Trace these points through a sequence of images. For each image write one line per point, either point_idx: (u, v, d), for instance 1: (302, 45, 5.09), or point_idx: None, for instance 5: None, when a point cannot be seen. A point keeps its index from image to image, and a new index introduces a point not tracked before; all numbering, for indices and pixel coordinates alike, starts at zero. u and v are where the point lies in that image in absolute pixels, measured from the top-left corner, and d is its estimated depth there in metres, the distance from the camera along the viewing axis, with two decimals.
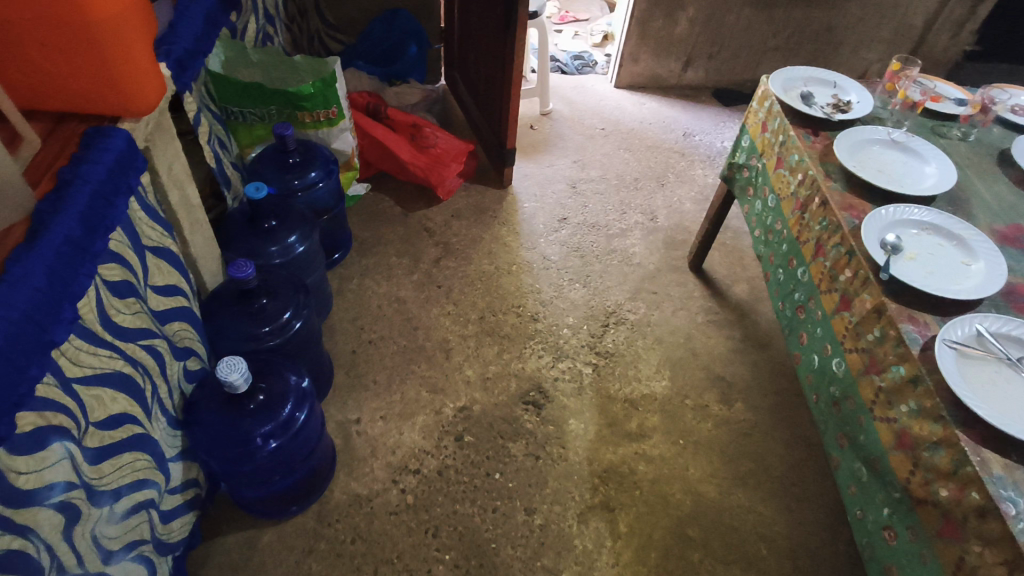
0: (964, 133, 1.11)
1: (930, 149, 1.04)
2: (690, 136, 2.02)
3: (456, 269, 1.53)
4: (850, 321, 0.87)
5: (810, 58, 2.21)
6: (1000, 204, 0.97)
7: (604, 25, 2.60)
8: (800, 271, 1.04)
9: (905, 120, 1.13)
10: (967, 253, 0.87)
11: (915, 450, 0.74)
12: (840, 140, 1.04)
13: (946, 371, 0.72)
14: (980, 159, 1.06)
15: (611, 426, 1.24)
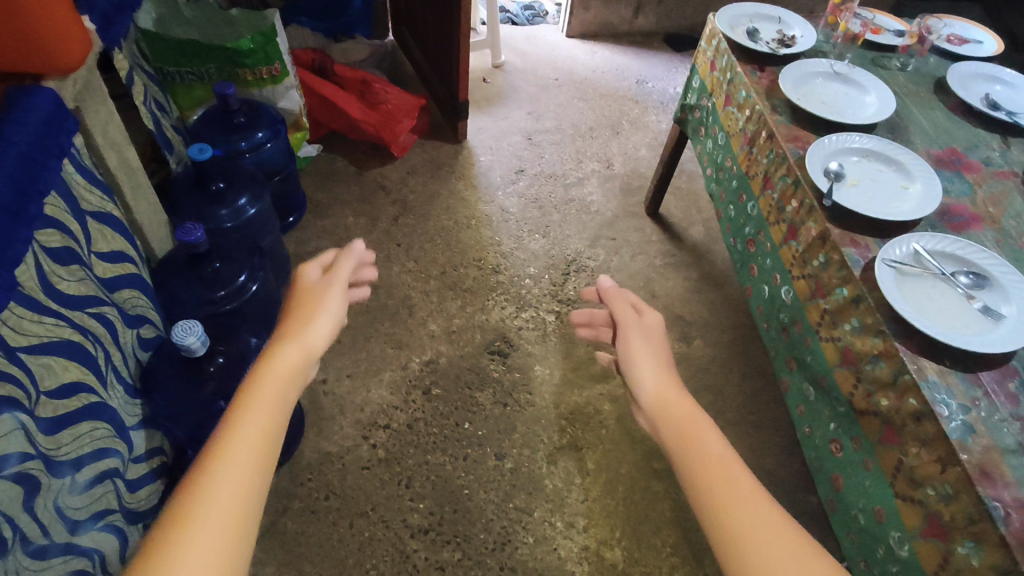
0: (902, 64, 1.13)
1: (870, 79, 1.06)
2: (643, 83, 2.01)
3: (415, 226, 1.51)
4: (797, 250, 0.91)
5: None
6: (936, 130, 1.01)
7: None
8: (749, 205, 1.06)
9: (847, 53, 1.15)
10: (905, 177, 0.90)
11: (858, 366, 0.78)
12: (785, 75, 1.05)
13: (884, 288, 0.76)
14: (918, 88, 1.09)
15: (576, 369, 1.27)
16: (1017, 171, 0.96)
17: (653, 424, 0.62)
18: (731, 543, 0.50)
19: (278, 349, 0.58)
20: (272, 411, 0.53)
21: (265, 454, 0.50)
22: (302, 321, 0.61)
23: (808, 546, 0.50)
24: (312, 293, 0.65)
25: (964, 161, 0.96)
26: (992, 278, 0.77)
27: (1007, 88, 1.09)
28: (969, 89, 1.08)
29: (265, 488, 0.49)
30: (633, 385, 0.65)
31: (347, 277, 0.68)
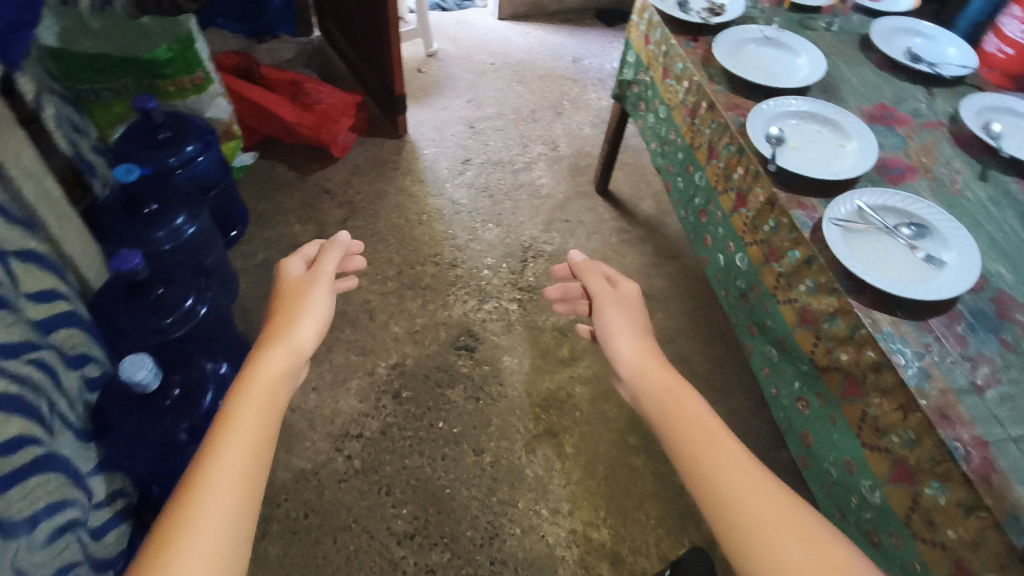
0: (828, 24, 1.16)
1: (800, 42, 1.08)
2: (579, 61, 2.01)
3: (365, 228, 1.47)
4: (748, 217, 0.92)
5: None
6: (865, 86, 1.04)
7: None
8: (696, 176, 1.07)
9: (776, 17, 1.17)
10: (842, 136, 0.93)
11: (816, 324, 0.80)
12: (718, 43, 1.06)
13: (832, 245, 0.78)
14: (845, 46, 1.12)
15: (544, 355, 1.27)
16: (944, 120, 1.00)
17: (642, 400, 0.62)
18: (721, 504, 0.51)
19: (262, 355, 0.57)
20: (261, 422, 0.52)
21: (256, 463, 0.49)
22: (286, 325, 0.61)
23: (797, 505, 0.50)
24: (295, 294, 0.65)
25: (895, 115, 0.99)
26: (933, 227, 0.80)
27: (926, 40, 1.14)
28: (892, 44, 1.12)
29: (257, 500, 0.48)
30: (618, 360, 0.66)
31: (331, 276, 0.68)
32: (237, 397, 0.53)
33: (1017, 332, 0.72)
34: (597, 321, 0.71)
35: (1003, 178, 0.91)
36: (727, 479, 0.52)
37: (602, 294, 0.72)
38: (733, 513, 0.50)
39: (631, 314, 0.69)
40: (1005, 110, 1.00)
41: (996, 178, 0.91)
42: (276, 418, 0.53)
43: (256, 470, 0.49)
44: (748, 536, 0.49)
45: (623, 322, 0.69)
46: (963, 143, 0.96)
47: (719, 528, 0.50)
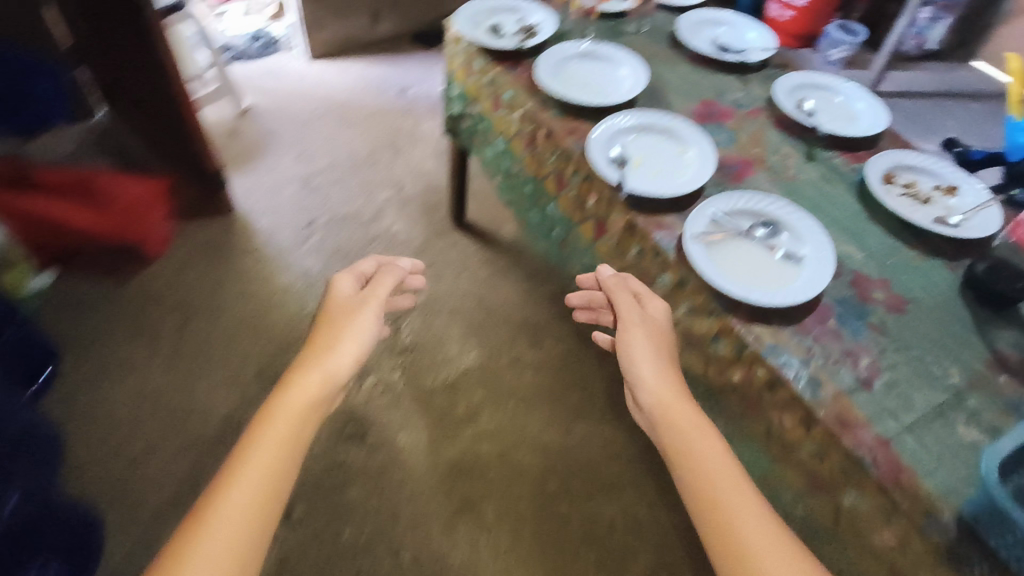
0: (636, 27, 1.17)
1: (614, 49, 1.06)
2: (406, 91, 1.92)
3: (208, 329, 1.29)
4: (611, 245, 0.89)
5: None
6: (686, 85, 1.05)
7: None
8: (550, 206, 1.03)
9: (587, 28, 1.15)
10: (680, 143, 0.91)
11: (702, 346, 0.78)
12: (540, 66, 1.01)
13: (700, 265, 0.75)
14: (658, 48, 1.13)
15: (442, 420, 1.18)
16: (762, 105, 1.03)
17: (651, 404, 0.70)
18: (713, 499, 0.61)
19: (299, 380, 0.71)
20: (289, 433, 0.66)
21: (280, 468, 0.64)
22: (325, 351, 0.74)
23: (783, 534, 0.58)
24: (342, 322, 0.78)
25: (719, 110, 1.00)
26: (784, 223, 0.81)
27: (728, 28, 1.18)
28: (700, 38, 1.14)
29: (279, 498, 0.63)
30: (637, 380, 0.72)
31: (372, 310, 0.81)
32: (273, 419, 0.67)
33: (880, 312, 0.74)
34: (626, 340, 0.74)
35: (826, 153, 0.95)
36: (720, 485, 0.62)
37: (629, 306, 0.76)
38: (717, 508, 0.61)
39: (656, 338, 0.74)
40: (812, 85, 1.05)
41: (821, 156, 0.94)
42: (303, 437, 0.68)
43: (278, 478, 0.64)
44: (726, 528, 0.59)
45: (646, 343, 0.73)
46: (785, 126, 0.99)
47: (703, 513, 0.61)
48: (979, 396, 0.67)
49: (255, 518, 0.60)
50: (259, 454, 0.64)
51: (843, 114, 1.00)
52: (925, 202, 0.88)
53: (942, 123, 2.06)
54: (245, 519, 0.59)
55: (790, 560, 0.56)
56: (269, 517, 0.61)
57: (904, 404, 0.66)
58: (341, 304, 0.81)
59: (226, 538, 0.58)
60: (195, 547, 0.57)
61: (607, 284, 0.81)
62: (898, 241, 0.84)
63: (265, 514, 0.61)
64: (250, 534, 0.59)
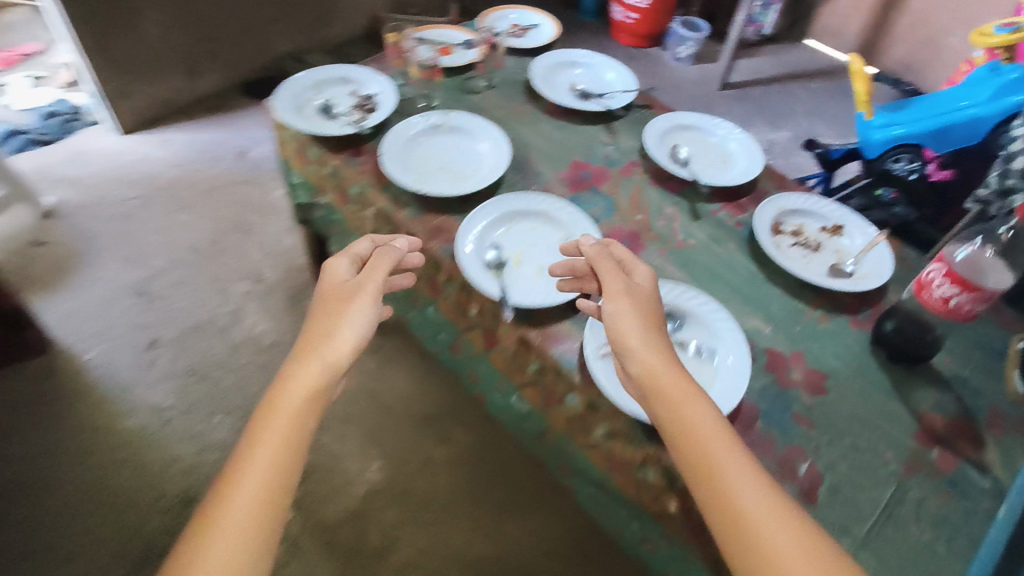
0: (488, 82, 1.05)
1: (466, 117, 0.94)
2: (246, 155, 1.69)
3: (34, 514, 1.02)
4: (506, 358, 0.77)
5: (322, 19, 1.92)
6: (553, 146, 0.95)
7: (66, 56, 1.96)
8: (428, 309, 0.89)
9: (434, 90, 1.02)
10: (559, 229, 0.81)
11: (629, 471, 0.68)
12: (386, 154, 0.87)
13: (612, 388, 0.66)
14: (515, 104, 1.02)
15: (353, 559, 1.02)
16: (636, 158, 0.95)
17: (640, 376, 0.60)
18: (713, 475, 0.53)
19: (294, 372, 0.58)
20: (277, 445, 0.54)
21: (275, 485, 0.52)
22: (320, 335, 0.60)
23: (798, 519, 0.51)
24: (340, 300, 0.63)
25: (592, 171, 0.91)
26: (687, 311, 0.73)
27: (584, 69, 1.10)
28: (556, 85, 1.06)
29: (278, 519, 0.52)
30: (623, 351, 0.62)
31: (373, 286, 0.65)
32: (263, 427, 0.55)
33: (802, 398, 0.69)
34: (612, 306, 0.63)
35: (710, 206, 0.89)
36: (723, 456, 0.54)
37: (617, 275, 0.66)
38: (717, 483, 0.53)
39: (646, 315, 0.63)
40: (679, 126, 0.99)
41: (706, 212, 0.88)
42: (302, 445, 0.55)
43: (272, 499, 0.52)
44: (728, 507, 0.52)
45: (634, 313, 0.62)
46: (663, 180, 0.92)
47: (700, 486, 0.53)
48: (918, 481, 0.64)
49: (242, 552, 0.49)
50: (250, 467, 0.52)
51: (716, 156, 0.96)
52: (817, 250, 0.85)
53: (791, 107, 2.14)
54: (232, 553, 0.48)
55: (806, 545, 0.50)
56: (266, 547, 0.50)
57: (853, 513, 0.61)
58: (335, 280, 0.66)
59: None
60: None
61: (589, 254, 0.70)
62: (800, 301, 0.79)
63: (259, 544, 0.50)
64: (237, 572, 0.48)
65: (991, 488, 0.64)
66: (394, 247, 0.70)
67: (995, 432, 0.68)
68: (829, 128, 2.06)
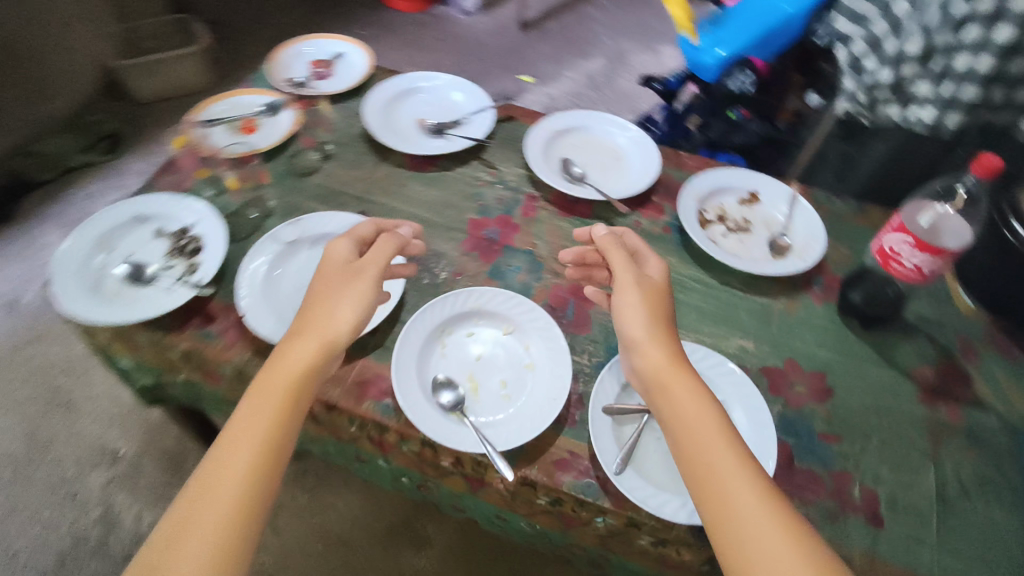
0: (319, 148, 0.83)
1: (322, 216, 0.74)
2: (15, 302, 1.29)
3: None
4: (501, 495, 0.64)
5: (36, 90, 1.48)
6: (438, 211, 0.79)
7: None
8: (374, 461, 0.72)
9: (259, 185, 0.79)
10: (500, 325, 0.67)
11: (691, 569, 0.61)
12: (248, 308, 0.64)
13: (654, 505, 0.56)
14: (367, 168, 0.82)
15: None
16: (531, 189, 0.83)
17: (642, 369, 0.55)
18: (708, 480, 0.48)
19: (290, 353, 0.54)
20: (276, 420, 0.51)
21: (266, 457, 0.49)
22: (319, 311, 0.56)
23: (798, 526, 0.45)
24: (340, 277, 0.59)
25: (495, 228, 0.78)
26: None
27: (425, 96, 0.93)
28: (402, 127, 0.88)
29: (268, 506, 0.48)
30: (626, 342, 0.57)
31: (376, 267, 0.60)
32: (256, 404, 0.51)
33: (818, 413, 0.66)
34: (618, 299, 0.58)
35: (630, 218, 0.80)
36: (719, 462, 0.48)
37: (627, 264, 0.60)
38: (716, 482, 0.47)
39: (650, 304, 0.57)
40: (557, 134, 0.88)
41: (629, 227, 0.79)
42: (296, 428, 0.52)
43: (261, 482, 0.48)
44: (723, 513, 0.46)
45: (640, 304, 0.57)
46: (571, 207, 0.81)
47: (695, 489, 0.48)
48: (946, 451, 0.64)
49: (222, 534, 0.45)
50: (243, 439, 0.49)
51: (609, 159, 0.86)
52: (750, 230, 0.80)
53: (591, 31, 2.09)
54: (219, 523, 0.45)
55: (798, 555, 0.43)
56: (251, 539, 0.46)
57: (917, 519, 0.60)
58: (336, 258, 0.61)
59: (196, 548, 0.44)
60: (169, 558, 0.44)
61: (599, 244, 0.64)
62: (762, 296, 0.75)
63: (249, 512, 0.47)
64: (224, 541, 0.45)
65: (997, 425, 0.67)
66: (399, 233, 0.65)
67: (973, 364, 0.71)
68: (633, 43, 2.06)
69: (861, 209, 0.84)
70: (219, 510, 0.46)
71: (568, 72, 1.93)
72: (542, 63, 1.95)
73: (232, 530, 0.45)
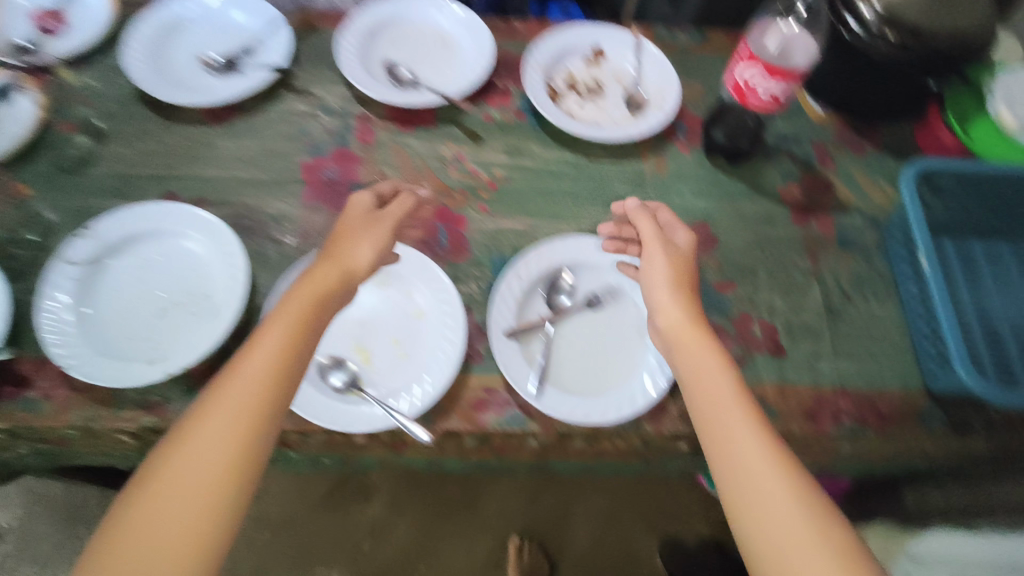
0: (86, 128, 0.67)
1: (119, 215, 0.59)
2: None
3: None
4: (427, 449, 0.61)
5: None
6: (261, 166, 0.67)
7: None
8: (284, 455, 0.66)
9: (25, 198, 0.63)
10: (374, 280, 0.61)
11: (627, 452, 0.62)
12: (71, 358, 0.53)
13: (581, 416, 0.56)
14: (155, 136, 0.67)
15: None
16: (360, 108, 0.71)
17: (663, 331, 0.53)
18: (722, 443, 0.46)
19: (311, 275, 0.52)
20: (286, 349, 0.47)
21: (275, 372, 0.46)
22: (339, 242, 0.54)
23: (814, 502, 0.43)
24: (364, 225, 0.56)
25: (333, 166, 0.68)
26: (568, 269, 0.63)
27: (199, 23, 0.75)
28: (181, 72, 0.71)
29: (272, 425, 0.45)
30: (650, 310, 0.56)
31: (395, 221, 0.57)
32: (272, 322, 0.48)
33: (709, 265, 0.66)
34: (645, 268, 0.56)
35: (478, 112, 0.72)
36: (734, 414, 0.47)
37: (658, 236, 0.57)
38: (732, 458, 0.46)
39: (674, 272, 0.55)
40: (369, 34, 0.74)
41: (479, 124, 0.71)
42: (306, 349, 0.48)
43: (269, 400, 0.45)
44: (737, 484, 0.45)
45: (666, 271, 0.55)
46: (411, 117, 0.71)
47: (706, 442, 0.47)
48: (825, 263, 0.67)
49: (231, 441, 0.43)
50: (244, 367, 0.46)
51: (437, 52, 0.75)
52: (604, 91, 0.74)
53: None
54: (212, 453, 0.42)
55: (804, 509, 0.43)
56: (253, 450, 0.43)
57: (813, 338, 0.63)
58: (358, 207, 0.57)
59: (207, 448, 0.42)
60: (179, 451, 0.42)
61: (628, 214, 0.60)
62: (632, 159, 0.71)
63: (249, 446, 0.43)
64: (230, 448, 0.43)
65: (864, 222, 0.69)
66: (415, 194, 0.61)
67: (830, 169, 0.72)
68: None
69: (706, 34, 0.80)
70: (226, 415, 0.44)
71: None
72: None
73: (232, 444, 0.43)
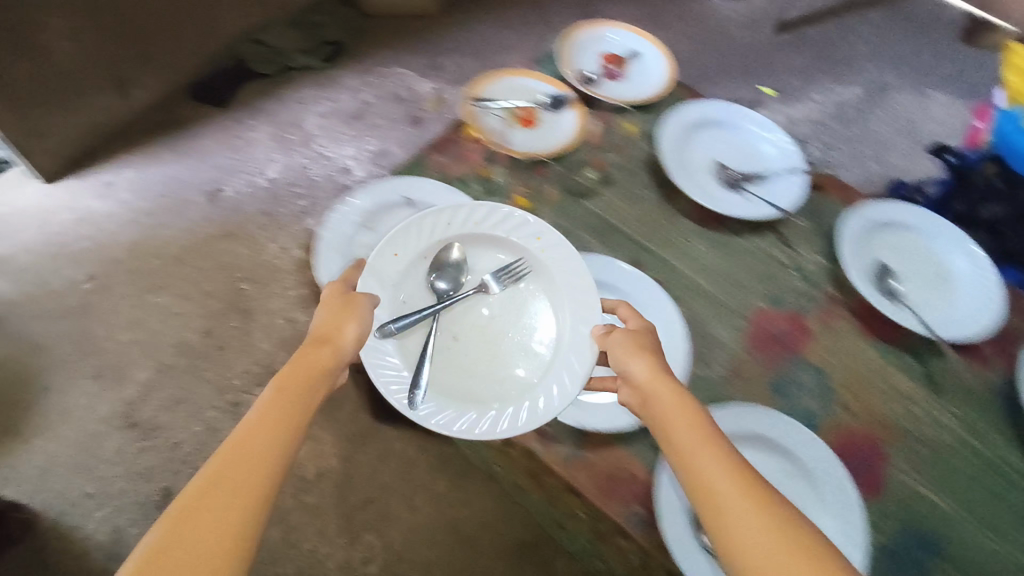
0: (600, 168, 0.74)
1: (610, 265, 0.66)
2: (218, 194, 1.31)
3: None
4: None
5: None
6: (721, 285, 0.69)
7: None
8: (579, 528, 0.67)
9: (534, 203, 0.71)
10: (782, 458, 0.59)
11: None
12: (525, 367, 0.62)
13: (466, 431, 0.54)
14: (645, 206, 0.72)
15: None
16: (834, 288, 0.69)
17: (639, 398, 0.50)
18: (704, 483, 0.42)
19: (304, 353, 0.50)
20: (287, 414, 0.45)
21: (267, 447, 0.43)
22: (337, 314, 0.54)
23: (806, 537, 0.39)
24: (335, 308, 0.54)
25: (784, 327, 0.66)
26: (457, 243, 0.62)
27: (724, 131, 0.78)
28: (695, 168, 0.75)
29: (262, 505, 0.41)
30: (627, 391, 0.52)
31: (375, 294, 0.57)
32: (270, 397, 0.46)
33: None
34: (623, 359, 0.52)
35: (950, 364, 0.66)
36: (725, 490, 0.41)
37: (625, 350, 0.53)
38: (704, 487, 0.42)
39: (632, 337, 0.54)
40: (876, 229, 0.72)
41: (946, 375, 0.65)
42: (299, 426, 0.46)
43: (261, 481, 0.41)
44: (719, 513, 0.41)
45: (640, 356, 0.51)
46: (880, 326, 0.67)
47: (709, 524, 0.41)
48: None
49: (224, 521, 0.39)
50: (246, 417, 0.44)
51: (935, 282, 0.70)
52: None
53: (851, 43, 1.73)
54: (208, 530, 0.38)
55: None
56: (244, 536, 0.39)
57: None
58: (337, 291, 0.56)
59: (205, 528, 0.38)
60: (178, 537, 0.37)
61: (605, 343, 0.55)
62: None
63: (240, 528, 0.39)
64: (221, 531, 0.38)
65: None
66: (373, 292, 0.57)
67: None
68: (900, 76, 1.68)
69: None
70: (218, 491, 0.40)
71: (815, 94, 1.62)
72: (788, 77, 1.64)
73: (219, 525, 0.38)
